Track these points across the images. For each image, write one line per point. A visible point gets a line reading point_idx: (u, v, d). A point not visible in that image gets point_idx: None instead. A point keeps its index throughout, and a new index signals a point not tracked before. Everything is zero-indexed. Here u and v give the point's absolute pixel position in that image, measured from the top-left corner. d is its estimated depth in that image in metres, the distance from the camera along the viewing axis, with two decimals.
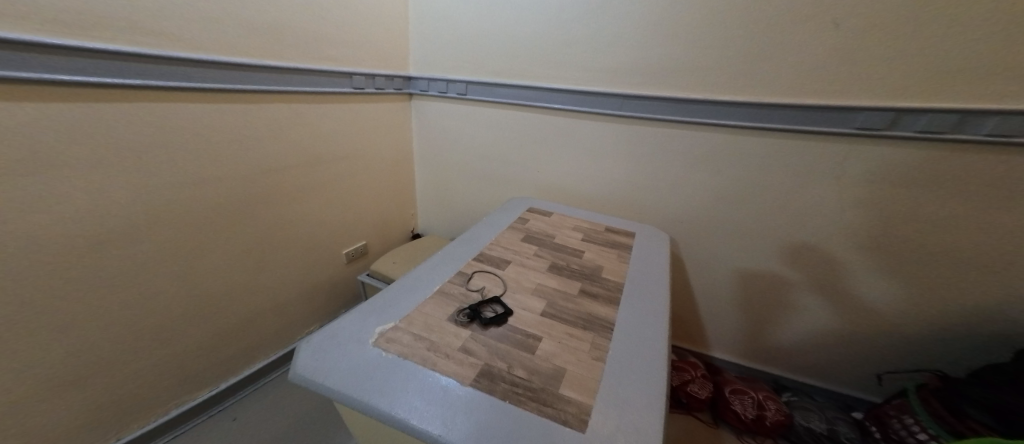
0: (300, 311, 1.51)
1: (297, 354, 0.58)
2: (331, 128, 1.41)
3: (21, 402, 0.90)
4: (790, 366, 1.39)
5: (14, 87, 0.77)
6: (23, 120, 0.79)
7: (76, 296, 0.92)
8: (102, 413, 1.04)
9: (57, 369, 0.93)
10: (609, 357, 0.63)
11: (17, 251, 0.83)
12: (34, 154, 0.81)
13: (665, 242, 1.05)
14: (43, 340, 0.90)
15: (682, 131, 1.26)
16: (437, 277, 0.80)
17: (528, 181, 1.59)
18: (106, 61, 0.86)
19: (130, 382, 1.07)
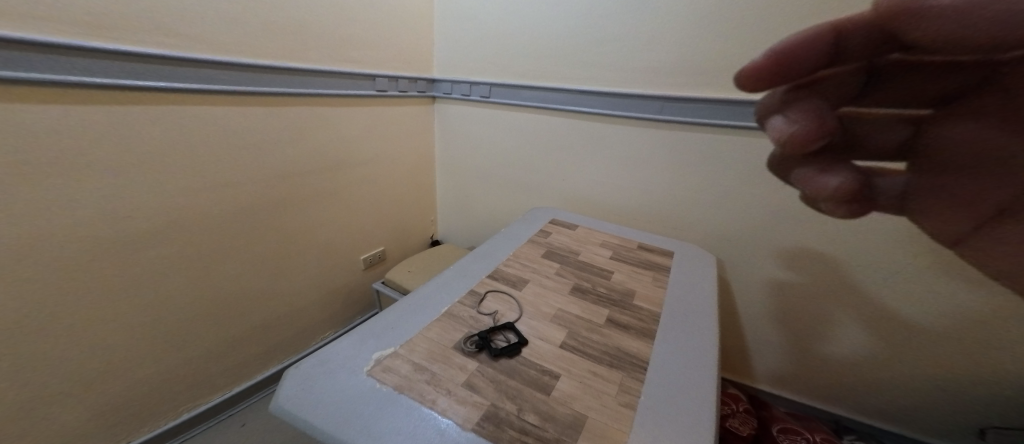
0: (316, 317, 1.48)
1: (283, 380, 0.55)
2: (353, 131, 1.38)
3: (37, 407, 0.87)
4: (853, 405, 1.22)
5: (44, 89, 0.75)
6: (54, 121, 0.77)
7: (95, 299, 0.90)
8: (116, 419, 1.01)
9: (74, 374, 0.91)
10: (641, 404, 0.54)
11: (42, 254, 0.81)
12: (62, 156, 0.79)
13: (711, 264, 0.94)
14: (60, 345, 0.87)
15: (729, 138, 1.14)
16: (447, 297, 0.75)
17: (552, 189, 1.51)
18: (133, 63, 0.84)
19: (143, 388, 1.04)
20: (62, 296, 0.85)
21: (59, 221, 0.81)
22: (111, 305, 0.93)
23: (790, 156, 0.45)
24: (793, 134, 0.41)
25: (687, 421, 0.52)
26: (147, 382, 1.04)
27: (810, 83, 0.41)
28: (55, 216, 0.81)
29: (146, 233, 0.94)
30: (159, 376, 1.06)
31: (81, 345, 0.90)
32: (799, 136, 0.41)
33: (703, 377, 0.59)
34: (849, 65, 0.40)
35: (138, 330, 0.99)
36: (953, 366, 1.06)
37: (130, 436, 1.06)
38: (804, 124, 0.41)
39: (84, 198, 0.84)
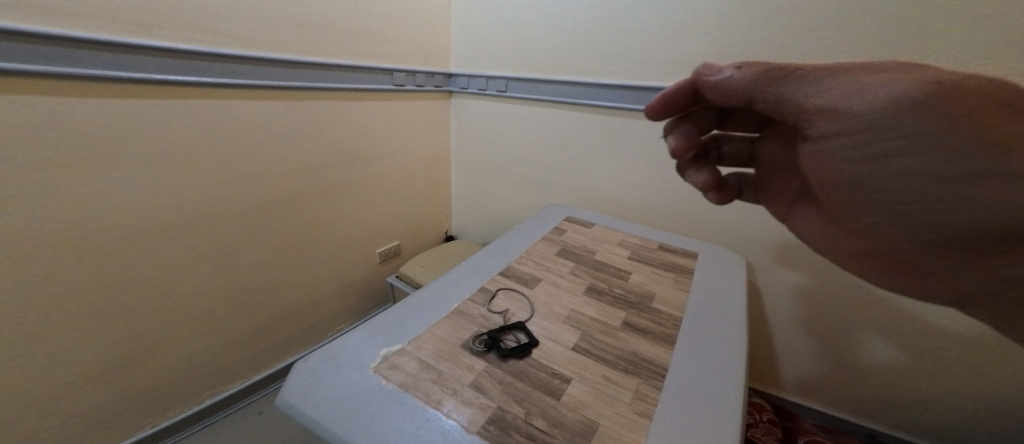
0: (332, 309, 1.50)
1: (291, 373, 0.55)
2: (371, 126, 1.38)
3: (73, 388, 0.91)
4: (892, 420, 1.14)
5: (82, 84, 0.77)
6: (89, 114, 0.79)
7: (125, 287, 0.92)
8: (144, 402, 1.05)
9: (107, 358, 0.94)
10: (658, 414, 0.51)
11: (78, 241, 0.83)
12: (95, 148, 0.81)
13: (737, 267, 0.89)
14: (92, 329, 0.90)
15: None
16: (458, 293, 0.74)
17: (569, 186, 1.47)
18: (165, 58, 0.86)
19: (170, 373, 1.07)
20: (93, 285, 0.88)
21: (94, 210, 0.84)
22: (140, 292, 0.95)
23: (679, 164, 0.66)
24: (673, 146, 0.61)
25: (706, 433, 0.49)
26: (173, 368, 1.08)
27: (685, 116, 0.62)
28: (86, 208, 0.83)
29: (171, 225, 0.96)
30: (182, 364, 1.09)
31: (111, 330, 0.93)
32: (679, 149, 0.61)
33: (726, 388, 0.55)
34: (704, 106, 0.61)
35: (166, 317, 1.02)
36: (1005, 384, 0.97)
37: (157, 419, 1.09)
38: (681, 141, 0.60)
39: (114, 190, 0.86)
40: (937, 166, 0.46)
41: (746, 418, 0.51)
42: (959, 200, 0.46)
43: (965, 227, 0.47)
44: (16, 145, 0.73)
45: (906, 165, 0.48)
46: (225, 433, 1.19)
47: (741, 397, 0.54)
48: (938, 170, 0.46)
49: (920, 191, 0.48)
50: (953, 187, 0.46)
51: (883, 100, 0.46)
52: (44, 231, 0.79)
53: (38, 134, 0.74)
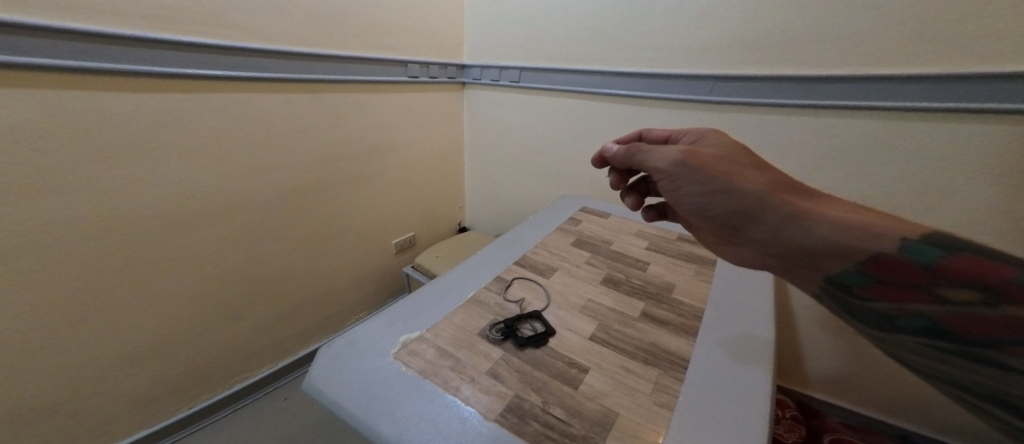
0: (350, 299, 1.52)
1: (315, 358, 0.55)
2: (386, 117, 1.38)
3: (111, 372, 0.95)
4: (926, 419, 1.10)
5: (120, 79, 0.80)
6: (124, 108, 0.81)
7: (158, 276, 0.95)
8: (178, 386, 1.09)
9: (141, 344, 0.98)
10: (680, 405, 0.50)
11: (113, 231, 0.86)
12: (125, 140, 0.83)
13: None
14: (128, 317, 0.93)
15: (789, 122, 1.03)
16: (473, 282, 0.74)
17: (584, 177, 1.45)
18: (197, 54, 0.89)
19: (200, 359, 1.11)
20: (123, 276, 0.90)
21: (127, 201, 0.86)
22: (171, 281, 0.98)
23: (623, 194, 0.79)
24: (610, 182, 0.77)
25: (728, 424, 0.48)
26: (202, 354, 1.11)
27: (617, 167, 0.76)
28: (115, 201, 0.85)
29: (195, 217, 0.98)
30: (209, 352, 1.12)
31: (145, 317, 0.96)
32: (613, 183, 0.76)
33: (748, 380, 0.54)
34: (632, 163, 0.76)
35: (196, 305, 1.05)
36: None
37: (190, 403, 1.13)
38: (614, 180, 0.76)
39: (141, 183, 0.87)
40: (701, 191, 0.58)
41: (773, 411, 0.50)
42: (714, 211, 0.58)
43: (724, 224, 0.58)
44: (48, 140, 0.74)
45: (685, 193, 0.60)
46: (252, 417, 1.22)
47: (767, 389, 0.53)
48: (703, 199, 0.58)
49: (698, 207, 0.60)
50: (708, 203, 0.58)
51: (667, 160, 0.60)
52: (77, 224, 0.81)
53: (70, 129, 0.76)
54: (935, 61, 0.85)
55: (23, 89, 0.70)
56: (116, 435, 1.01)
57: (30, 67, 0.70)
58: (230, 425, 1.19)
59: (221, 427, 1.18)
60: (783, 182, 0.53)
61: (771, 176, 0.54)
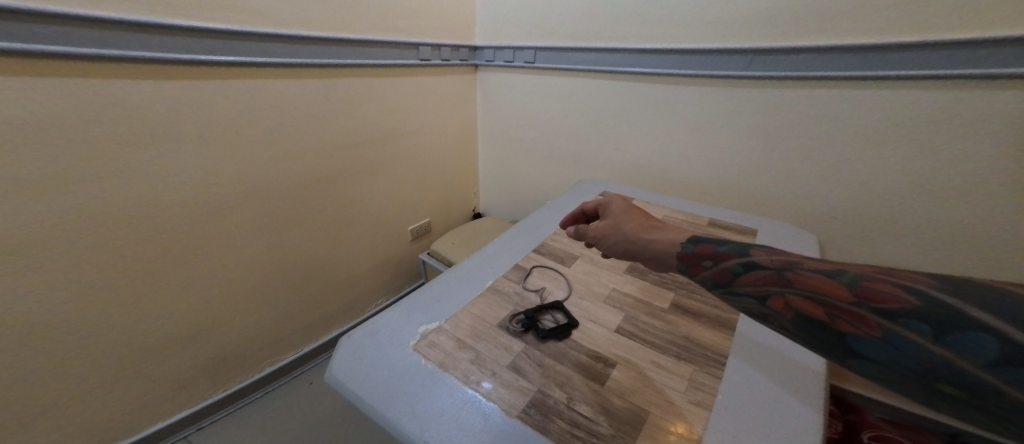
0: (369, 286, 1.52)
1: (336, 349, 0.54)
2: (398, 102, 1.35)
3: (141, 361, 0.97)
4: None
5: (132, 66, 0.78)
6: (142, 97, 0.80)
7: (182, 266, 0.96)
8: (206, 373, 1.11)
9: (168, 333, 0.99)
10: (718, 405, 0.47)
11: (138, 223, 0.87)
12: (143, 130, 0.82)
13: (803, 243, 0.80)
14: (155, 307, 0.95)
15: (839, 96, 0.93)
16: (491, 271, 0.71)
17: (603, 161, 1.40)
18: (208, 40, 0.86)
19: (225, 346, 1.13)
20: (148, 265, 0.91)
21: (147, 192, 0.86)
22: (194, 271, 0.99)
23: None
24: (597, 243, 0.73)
25: (776, 427, 0.44)
26: (227, 342, 1.13)
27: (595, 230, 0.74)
28: (135, 190, 0.84)
29: (214, 206, 0.97)
30: (233, 339, 1.14)
31: (172, 307, 0.98)
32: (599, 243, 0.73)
33: (793, 379, 0.50)
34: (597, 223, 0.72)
35: (218, 294, 1.05)
36: None
37: (219, 388, 1.16)
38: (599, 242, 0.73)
39: (160, 172, 0.87)
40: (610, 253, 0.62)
41: (818, 411, 0.46)
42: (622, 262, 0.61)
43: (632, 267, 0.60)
44: (62, 130, 0.73)
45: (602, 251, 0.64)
46: (278, 403, 1.25)
47: (817, 387, 0.49)
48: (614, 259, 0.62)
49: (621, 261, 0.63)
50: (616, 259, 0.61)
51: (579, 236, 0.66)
52: (102, 214, 0.81)
53: (89, 120, 0.75)
54: (1008, 26, 0.74)
55: (37, 79, 0.69)
56: (154, 418, 1.04)
57: (40, 55, 0.68)
58: (258, 409, 1.22)
59: (251, 411, 1.21)
60: (648, 222, 0.59)
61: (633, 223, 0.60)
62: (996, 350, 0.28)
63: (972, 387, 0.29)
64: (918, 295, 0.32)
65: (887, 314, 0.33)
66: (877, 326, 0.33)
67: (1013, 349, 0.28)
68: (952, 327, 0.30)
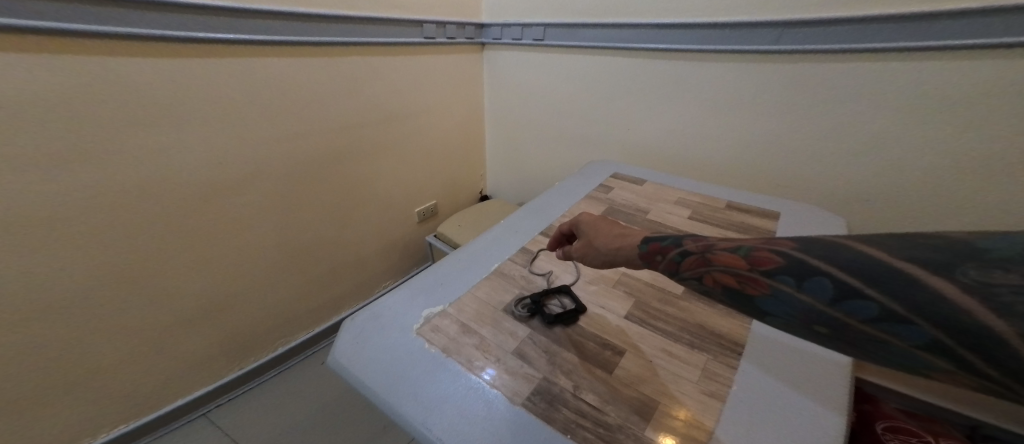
0: (377, 268, 1.52)
1: (339, 332, 0.53)
2: (403, 82, 1.31)
3: (154, 342, 0.98)
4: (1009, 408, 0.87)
5: (130, 44, 0.76)
6: (143, 76, 0.79)
7: (190, 249, 0.96)
8: (219, 352, 1.13)
9: (178, 315, 1.00)
10: (732, 396, 0.46)
11: (144, 206, 0.86)
12: (145, 110, 0.81)
13: (824, 227, 0.77)
14: (165, 289, 0.95)
15: (869, 74, 0.87)
16: (496, 254, 0.70)
17: (615, 142, 1.36)
18: (205, 16, 0.83)
19: (237, 326, 1.14)
20: (156, 248, 0.91)
21: (152, 174, 0.85)
22: (202, 253, 0.99)
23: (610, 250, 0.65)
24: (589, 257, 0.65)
25: (792, 421, 0.42)
26: (238, 322, 1.14)
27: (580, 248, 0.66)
28: (139, 171, 0.83)
29: (219, 187, 0.97)
30: (244, 320, 1.15)
31: (181, 289, 0.98)
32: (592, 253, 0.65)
33: (811, 370, 0.48)
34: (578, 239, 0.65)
35: (227, 275, 1.06)
36: None
37: (233, 366, 1.18)
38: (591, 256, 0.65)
39: (162, 153, 0.85)
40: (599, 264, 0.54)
41: (842, 405, 0.44)
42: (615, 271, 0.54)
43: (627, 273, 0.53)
44: (60, 110, 0.71)
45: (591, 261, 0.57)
46: (292, 381, 1.27)
47: (839, 380, 0.47)
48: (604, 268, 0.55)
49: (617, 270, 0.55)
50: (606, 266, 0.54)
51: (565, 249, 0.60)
52: (107, 196, 0.81)
53: (89, 99, 0.74)
54: None
55: (34, 57, 0.67)
56: (170, 396, 1.07)
57: (32, 31, 0.66)
58: (273, 388, 1.25)
59: (266, 389, 1.24)
60: (620, 231, 0.53)
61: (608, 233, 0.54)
62: (833, 288, 0.31)
63: (830, 325, 0.32)
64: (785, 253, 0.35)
65: (767, 272, 0.35)
66: (763, 286, 0.35)
67: (845, 287, 0.30)
68: (805, 274, 0.33)
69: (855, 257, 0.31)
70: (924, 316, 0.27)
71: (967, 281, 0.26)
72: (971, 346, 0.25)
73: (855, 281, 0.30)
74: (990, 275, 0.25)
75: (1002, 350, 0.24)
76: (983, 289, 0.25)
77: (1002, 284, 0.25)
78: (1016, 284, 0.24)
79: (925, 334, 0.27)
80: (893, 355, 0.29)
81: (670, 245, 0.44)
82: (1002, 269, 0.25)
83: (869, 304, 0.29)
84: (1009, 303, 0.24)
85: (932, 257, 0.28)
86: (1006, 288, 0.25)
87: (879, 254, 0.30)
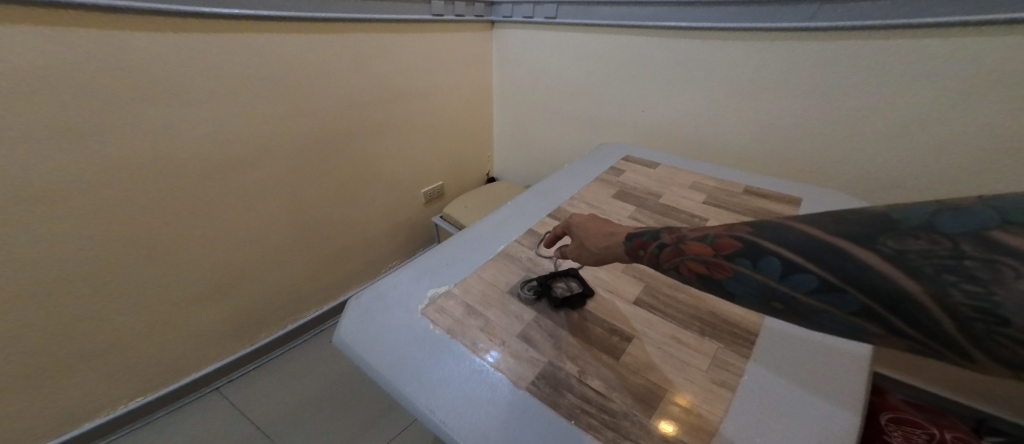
0: (384, 248, 1.53)
1: (345, 311, 0.53)
2: (411, 60, 1.28)
3: (166, 317, 1.00)
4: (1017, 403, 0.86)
5: (133, 17, 0.74)
6: (147, 51, 0.77)
7: (199, 227, 0.96)
8: (229, 329, 1.15)
9: (189, 292, 1.01)
10: (742, 385, 0.45)
11: (152, 184, 0.86)
12: (150, 86, 0.79)
13: None
14: (176, 266, 0.96)
15: (901, 56, 0.82)
16: (503, 235, 0.69)
17: (627, 124, 1.32)
18: None
19: (246, 304, 1.16)
20: (165, 227, 0.91)
21: (159, 151, 0.85)
22: (211, 232, 0.99)
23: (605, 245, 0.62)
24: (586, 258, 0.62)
25: (803, 414, 0.41)
26: (247, 299, 1.15)
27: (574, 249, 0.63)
28: (146, 149, 0.83)
29: (225, 166, 0.96)
30: (253, 297, 1.17)
31: (191, 267, 0.99)
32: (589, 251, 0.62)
33: (825, 361, 0.47)
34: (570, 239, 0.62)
35: (235, 254, 1.07)
36: None
37: (245, 342, 1.21)
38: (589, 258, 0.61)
39: (168, 130, 0.85)
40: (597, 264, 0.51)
41: (858, 397, 0.43)
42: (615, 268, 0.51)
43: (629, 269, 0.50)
44: (63, 85, 0.70)
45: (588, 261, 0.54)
46: (301, 358, 1.30)
47: (853, 371, 0.46)
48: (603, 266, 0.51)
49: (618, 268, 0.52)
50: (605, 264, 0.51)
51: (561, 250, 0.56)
52: (116, 173, 0.80)
53: (93, 74, 0.73)
54: None
55: (35, 29, 0.65)
56: (184, 371, 1.09)
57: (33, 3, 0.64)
58: (284, 363, 1.27)
59: (277, 365, 1.27)
60: (610, 230, 0.51)
61: (600, 232, 0.51)
62: (781, 265, 0.32)
63: (782, 300, 0.33)
64: (741, 235, 0.35)
65: (726, 255, 0.36)
66: (728, 271, 0.36)
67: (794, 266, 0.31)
68: (757, 254, 0.34)
69: (799, 236, 0.32)
70: (856, 286, 0.28)
71: (887, 251, 0.27)
72: (896, 309, 0.27)
73: (798, 258, 0.31)
74: (904, 242, 0.27)
75: (916, 309, 0.26)
76: (901, 257, 0.27)
77: (914, 250, 0.27)
78: (926, 249, 0.26)
79: (854, 301, 0.29)
80: (835, 323, 0.30)
81: (649, 239, 0.43)
82: (913, 236, 0.27)
83: (812, 279, 0.31)
84: (921, 267, 0.26)
85: (856, 230, 0.29)
86: (919, 255, 0.26)
87: (816, 231, 0.31)
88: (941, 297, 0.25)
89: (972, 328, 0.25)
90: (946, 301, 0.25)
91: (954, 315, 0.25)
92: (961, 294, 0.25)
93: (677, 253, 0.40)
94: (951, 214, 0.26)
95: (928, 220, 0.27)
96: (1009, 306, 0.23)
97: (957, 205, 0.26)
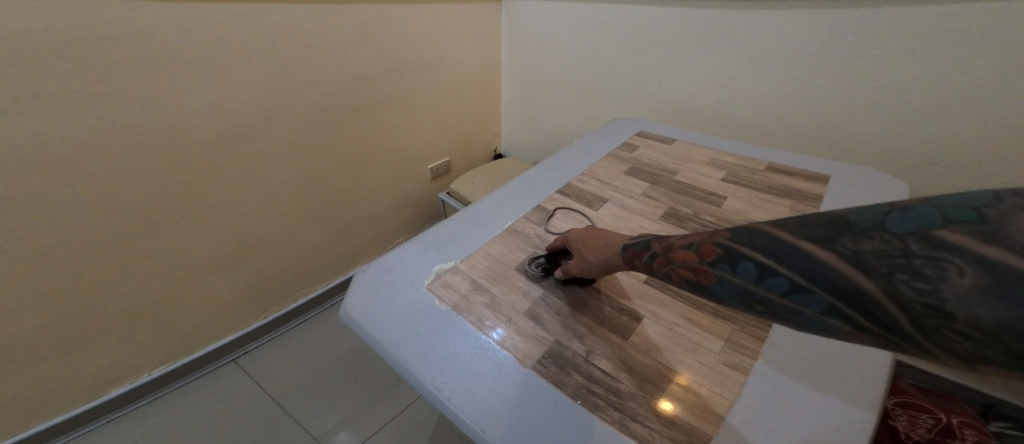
0: (393, 222, 1.53)
1: (352, 284, 0.53)
2: (417, 30, 1.24)
3: (179, 290, 1.01)
4: None
5: None
6: (148, 20, 0.75)
7: (207, 201, 0.96)
8: (241, 301, 1.17)
9: (200, 266, 1.03)
10: (754, 368, 0.44)
11: (160, 157, 0.85)
12: (154, 58, 0.78)
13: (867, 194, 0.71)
14: (187, 240, 0.97)
15: (940, 26, 0.77)
16: (510, 211, 0.67)
17: (641, 98, 1.28)
18: None
19: (257, 277, 1.18)
20: (176, 200, 0.91)
21: (166, 125, 0.84)
22: (219, 206, 0.99)
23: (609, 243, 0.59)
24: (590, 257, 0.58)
25: (817, 401, 0.41)
26: (258, 273, 1.17)
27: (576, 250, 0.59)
28: (152, 122, 0.82)
29: (233, 139, 0.95)
30: (264, 270, 1.18)
31: (201, 241, 1.00)
32: None
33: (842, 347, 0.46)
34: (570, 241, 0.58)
35: (245, 228, 1.07)
36: None
37: (257, 314, 1.23)
38: None
39: (174, 104, 0.83)
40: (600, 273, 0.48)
41: (875, 381, 0.42)
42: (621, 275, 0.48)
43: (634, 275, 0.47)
44: (65, 53, 0.69)
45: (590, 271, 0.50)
46: (313, 329, 1.33)
47: (871, 357, 0.44)
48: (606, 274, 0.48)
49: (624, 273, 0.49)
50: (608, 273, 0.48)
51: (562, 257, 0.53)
52: (124, 147, 0.80)
53: (95, 46, 0.71)
54: None
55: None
56: (200, 340, 1.13)
57: None
58: (297, 334, 1.30)
59: (290, 337, 1.30)
60: (608, 239, 0.47)
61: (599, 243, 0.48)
62: (755, 269, 0.29)
63: (761, 303, 0.29)
64: (721, 240, 0.31)
65: (708, 261, 0.32)
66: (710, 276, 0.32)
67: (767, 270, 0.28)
68: (734, 259, 0.30)
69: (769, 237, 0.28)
70: (821, 287, 0.25)
71: (845, 252, 0.24)
72: (862, 309, 0.24)
73: (769, 260, 0.28)
74: (859, 243, 0.24)
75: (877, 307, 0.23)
76: (858, 258, 0.24)
77: (870, 250, 0.24)
78: (880, 250, 0.23)
79: (821, 300, 0.26)
80: (810, 323, 0.27)
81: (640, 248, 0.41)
82: (866, 236, 0.24)
83: (785, 281, 0.27)
84: (875, 267, 0.23)
85: (815, 232, 0.26)
86: (873, 255, 0.24)
87: (782, 234, 0.28)
88: (894, 295, 0.23)
89: (925, 325, 0.22)
90: (900, 299, 0.22)
91: (910, 314, 0.22)
92: (911, 291, 0.22)
93: (666, 261, 0.37)
94: (901, 213, 0.24)
95: (878, 219, 0.24)
96: (955, 303, 0.20)
97: (904, 206, 0.24)
